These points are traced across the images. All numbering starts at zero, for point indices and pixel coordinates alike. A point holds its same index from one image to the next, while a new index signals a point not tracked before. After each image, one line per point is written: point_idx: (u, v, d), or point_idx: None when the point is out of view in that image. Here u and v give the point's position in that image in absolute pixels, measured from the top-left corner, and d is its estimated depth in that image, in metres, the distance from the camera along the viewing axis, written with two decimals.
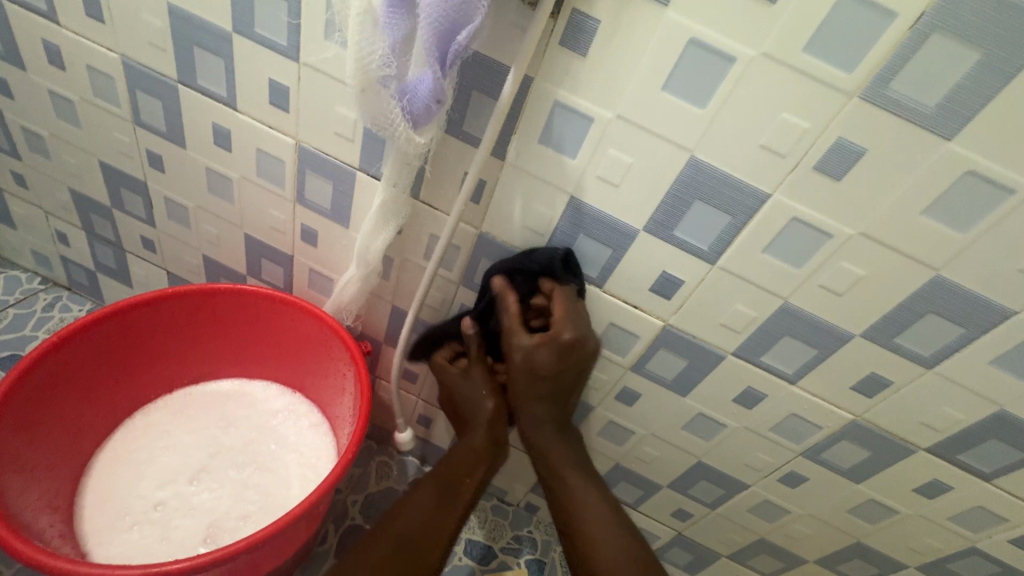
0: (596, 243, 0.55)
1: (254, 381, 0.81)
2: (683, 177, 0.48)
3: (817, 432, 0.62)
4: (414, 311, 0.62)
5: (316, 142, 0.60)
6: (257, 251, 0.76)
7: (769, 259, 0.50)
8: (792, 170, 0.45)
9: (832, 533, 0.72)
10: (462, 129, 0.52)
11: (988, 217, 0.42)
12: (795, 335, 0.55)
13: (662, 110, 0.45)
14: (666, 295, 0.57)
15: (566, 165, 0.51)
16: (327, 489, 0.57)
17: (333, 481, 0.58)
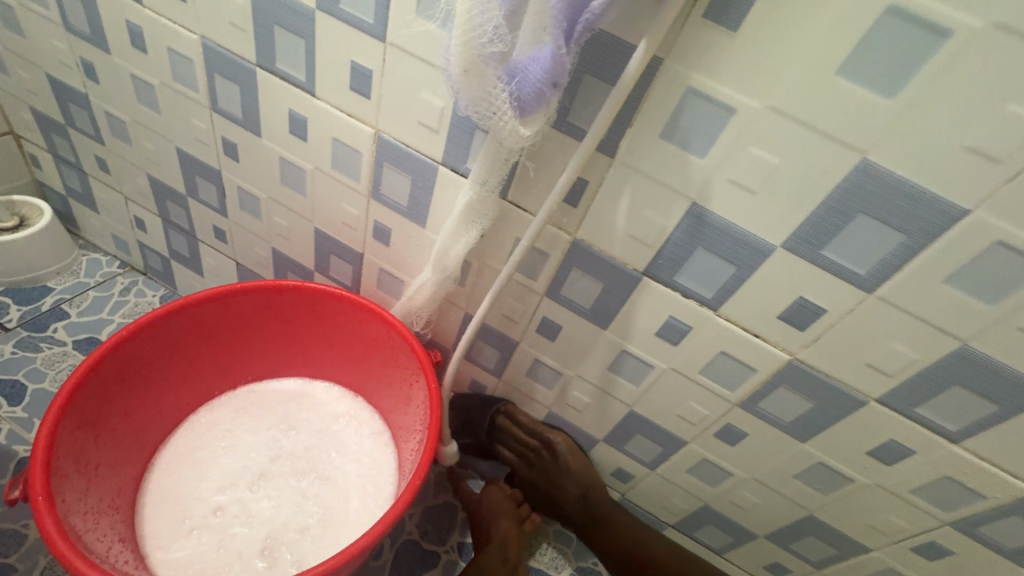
0: (717, 259, 0.47)
1: (316, 382, 0.78)
2: (846, 184, 0.38)
3: (977, 502, 0.50)
4: (482, 316, 0.56)
5: (397, 133, 0.54)
6: (326, 247, 0.72)
7: (952, 291, 0.40)
8: (1006, 181, 0.34)
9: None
10: (567, 120, 0.44)
11: None
12: (970, 386, 0.43)
13: (833, 97, 0.35)
14: (798, 325, 0.47)
15: (691, 165, 0.42)
16: (395, 518, 0.52)
17: (401, 509, 0.52)
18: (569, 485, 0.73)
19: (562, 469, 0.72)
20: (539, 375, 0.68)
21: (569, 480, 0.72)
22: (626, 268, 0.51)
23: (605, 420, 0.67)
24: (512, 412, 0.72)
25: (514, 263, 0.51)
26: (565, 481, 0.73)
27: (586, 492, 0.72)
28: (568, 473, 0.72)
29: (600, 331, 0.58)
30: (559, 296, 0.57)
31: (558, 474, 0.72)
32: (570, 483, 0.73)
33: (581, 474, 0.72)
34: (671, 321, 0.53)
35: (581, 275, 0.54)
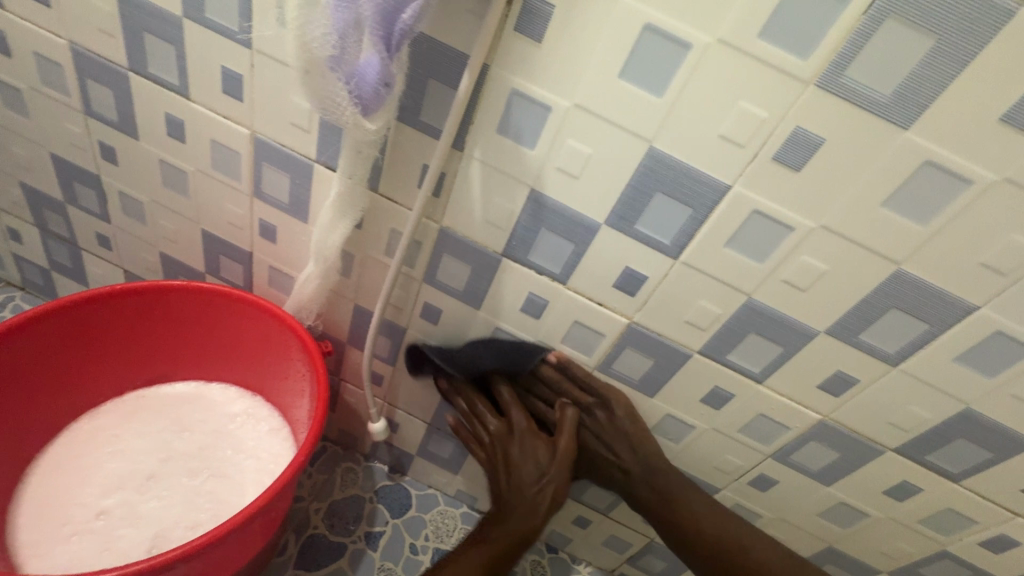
0: (558, 237, 0.54)
1: (212, 385, 0.78)
2: (642, 168, 0.47)
3: (786, 433, 0.61)
4: (380, 309, 0.62)
5: (272, 133, 0.58)
6: (215, 248, 0.73)
7: (731, 253, 0.49)
8: (750, 161, 0.44)
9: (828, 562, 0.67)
10: (419, 118, 0.50)
11: (947, 210, 0.42)
12: (760, 332, 0.53)
13: (619, 97, 0.44)
14: (629, 292, 0.55)
15: (524, 156, 0.50)
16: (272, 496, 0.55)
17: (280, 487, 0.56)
18: (624, 450, 0.67)
19: (612, 432, 0.66)
20: (429, 359, 0.73)
21: (617, 444, 0.66)
22: (487, 250, 0.58)
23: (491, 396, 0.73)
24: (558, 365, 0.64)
25: (399, 257, 0.57)
26: (622, 442, 0.66)
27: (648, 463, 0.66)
28: (622, 437, 0.66)
29: (475, 311, 0.64)
30: (436, 281, 0.63)
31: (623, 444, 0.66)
32: (623, 443, 0.66)
33: (637, 437, 0.65)
34: (531, 296, 0.60)
35: (452, 260, 0.60)
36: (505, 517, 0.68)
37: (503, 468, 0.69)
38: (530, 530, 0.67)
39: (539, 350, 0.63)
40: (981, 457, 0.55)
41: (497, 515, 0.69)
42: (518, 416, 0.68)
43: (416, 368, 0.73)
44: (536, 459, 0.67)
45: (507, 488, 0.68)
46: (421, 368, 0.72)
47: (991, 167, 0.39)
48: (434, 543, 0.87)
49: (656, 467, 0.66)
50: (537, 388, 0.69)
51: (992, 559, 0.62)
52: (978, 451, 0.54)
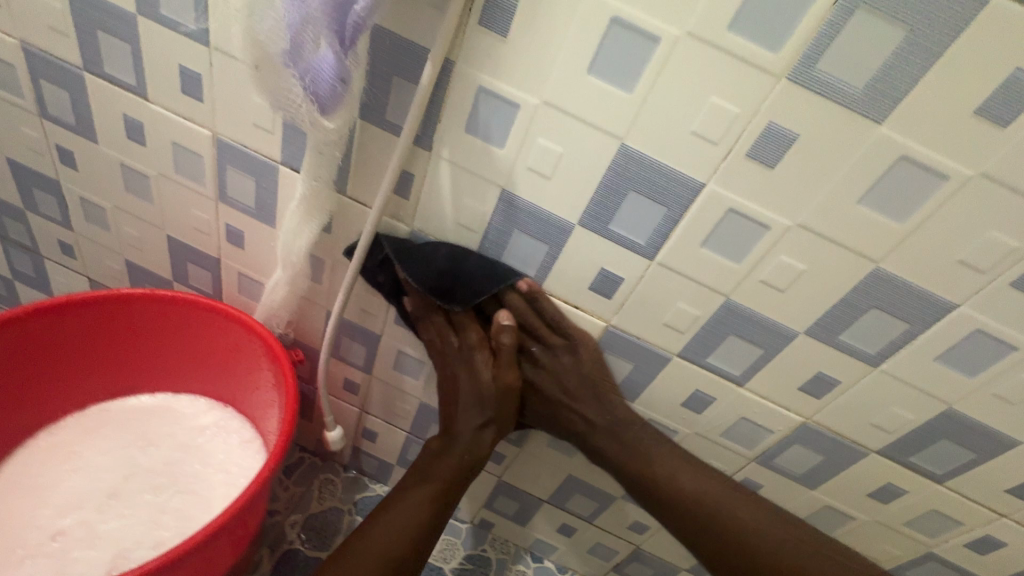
0: (531, 239, 0.52)
1: (180, 397, 0.75)
2: (614, 167, 0.45)
3: (769, 436, 0.59)
4: (340, 312, 0.59)
5: (234, 135, 0.56)
6: (182, 255, 0.71)
7: (707, 253, 0.48)
8: (724, 158, 0.42)
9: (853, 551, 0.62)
10: (385, 117, 0.49)
11: (925, 206, 0.41)
12: (739, 334, 0.52)
13: (588, 93, 0.42)
14: (606, 294, 0.54)
15: (494, 155, 0.48)
16: (234, 513, 0.54)
17: (242, 503, 0.54)
18: (583, 403, 0.61)
19: (568, 373, 0.59)
20: (405, 366, 0.71)
21: (578, 389, 0.60)
22: None
23: None
24: (534, 296, 0.55)
25: (359, 257, 0.53)
26: (585, 382, 0.59)
27: (606, 418, 0.61)
28: (586, 380, 0.59)
29: None
30: None
31: (577, 393, 0.61)
32: (584, 389, 0.60)
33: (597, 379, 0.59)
34: None
35: None
36: (450, 443, 0.63)
37: (447, 390, 0.62)
38: (479, 458, 0.62)
39: (508, 278, 0.54)
40: (964, 458, 0.54)
41: (440, 441, 0.64)
42: (472, 336, 0.59)
43: (376, 261, 0.56)
44: (480, 382, 0.60)
45: (458, 416, 0.62)
46: (379, 263, 0.56)
47: (967, 162, 0.38)
48: None
49: (610, 417, 0.61)
50: (495, 314, 0.60)
51: (977, 560, 0.61)
52: (961, 452, 0.53)
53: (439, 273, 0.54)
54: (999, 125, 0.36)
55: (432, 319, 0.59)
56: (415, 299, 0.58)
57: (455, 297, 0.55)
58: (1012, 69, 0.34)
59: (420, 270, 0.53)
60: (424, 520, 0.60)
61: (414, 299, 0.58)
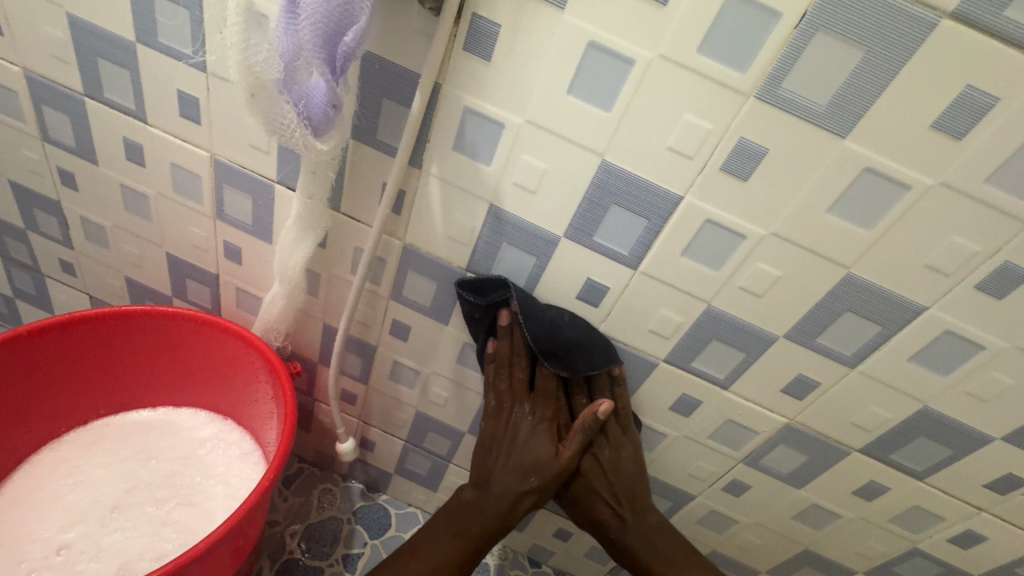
0: (519, 251, 0.54)
1: (180, 410, 0.77)
2: (596, 182, 0.48)
3: (754, 437, 0.61)
4: (344, 325, 0.62)
5: (231, 155, 0.58)
6: (181, 271, 0.73)
7: (688, 262, 0.50)
8: (700, 171, 0.44)
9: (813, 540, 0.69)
10: (376, 137, 0.51)
11: (891, 214, 0.43)
12: (722, 338, 0.54)
13: (568, 112, 0.45)
14: (593, 303, 0.56)
15: (481, 172, 0.50)
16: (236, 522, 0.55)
17: (244, 512, 0.56)
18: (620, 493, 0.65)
19: (617, 464, 0.64)
20: (400, 376, 0.72)
21: (616, 486, 0.64)
22: (451, 266, 0.58)
23: (463, 411, 0.73)
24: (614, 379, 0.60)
25: (361, 273, 0.57)
26: (611, 469, 0.64)
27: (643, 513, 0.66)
28: (627, 469, 0.64)
29: (444, 327, 0.64)
30: (403, 298, 0.63)
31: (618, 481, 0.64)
32: (616, 476, 0.64)
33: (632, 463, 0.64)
34: None
35: (417, 277, 0.60)
36: (485, 500, 0.64)
37: (496, 449, 0.63)
38: (506, 521, 0.64)
39: (608, 361, 0.58)
40: (942, 455, 0.55)
41: (476, 493, 0.65)
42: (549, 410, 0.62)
43: (483, 302, 0.57)
44: (545, 451, 0.61)
45: (498, 474, 0.63)
46: (481, 305, 0.57)
47: (926, 172, 0.40)
48: None
49: (627, 507, 0.65)
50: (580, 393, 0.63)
51: (961, 555, 0.63)
52: (939, 449, 0.55)
53: (562, 339, 0.57)
54: (954, 138, 0.38)
55: (512, 381, 0.61)
56: (501, 348, 0.60)
57: (561, 360, 0.58)
58: (961, 86, 0.37)
59: (538, 329, 0.56)
60: (459, 558, 0.63)
61: (499, 350, 0.60)
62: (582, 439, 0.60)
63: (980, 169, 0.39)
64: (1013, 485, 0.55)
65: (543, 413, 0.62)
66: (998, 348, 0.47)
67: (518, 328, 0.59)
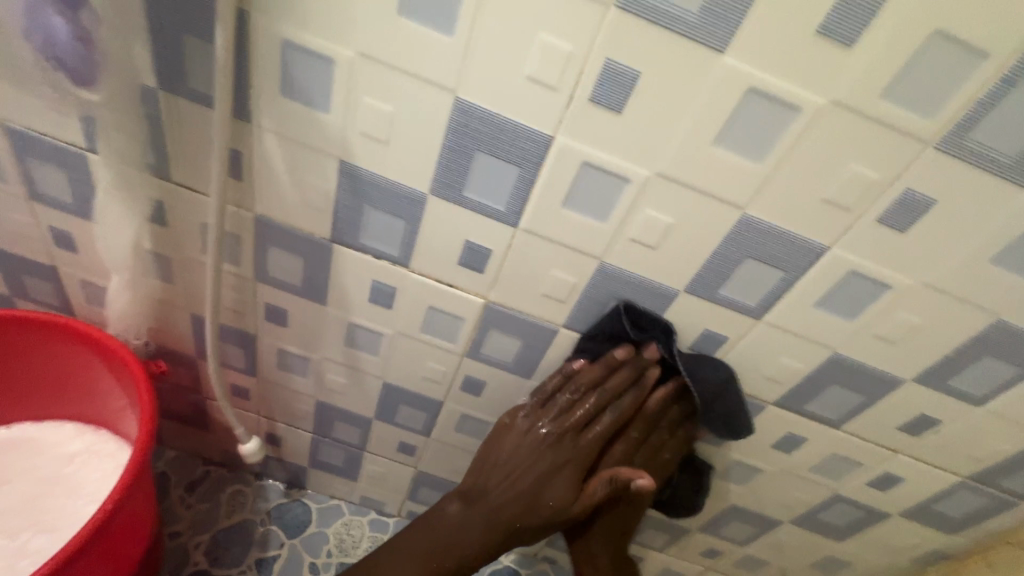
0: (385, 214, 0.47)
1: (45, 424, 0.68)
2: (455, 125, 0.40)
3: None
4: (210, 319, 0.54)
5: (23, 120, 0.47)
6: (11, 266, 0.61)
7: (571, 215, 0.43)
8: (567, 106, 0.38)
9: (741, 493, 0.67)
10: (188, 86, 0.42)
11: (782, 142, 0.37)
12: (621, 298, 0.49)
13: (404, 40, 0.37)
14: (477, 268, 0.49)
15: (321, 122, 0.42)
16: (66, 559, 0.48)
17: (77, 546, 0.49)
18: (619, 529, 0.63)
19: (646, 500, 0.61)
20: (291, 366, 0.65)
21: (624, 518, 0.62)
22: (314, 237, 0.50)
23: (365, 397, 0.66)
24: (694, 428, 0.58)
25: (213, 254, 0.48)
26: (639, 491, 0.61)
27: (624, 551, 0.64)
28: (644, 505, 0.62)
29: (322, 308, 0.57)
30: (270, 278, 0.55)
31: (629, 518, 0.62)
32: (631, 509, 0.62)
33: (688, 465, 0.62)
34: (375, 285, 0.53)
35: (278, 253, 0.52)
36: (471, 513, 0.56)
37: (507, 473, 0.56)
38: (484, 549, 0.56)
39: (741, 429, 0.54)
40: (856, 401, 0.53)
41: (461, 512, 0.57)
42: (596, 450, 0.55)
43: (636, 335, 0.50)
44: (567, 489, 0.55)
45: (497, 490, 0.56)
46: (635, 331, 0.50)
47: (817, 90, 0.35)
48: (337, 557, 0.80)
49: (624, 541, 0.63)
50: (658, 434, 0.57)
51: (880, 497, 0.62)
52: (852, 396, 0.52)
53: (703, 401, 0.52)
54: (843, 46, 0.33)
55: (576, 414, 0.54)
56: (592, 374, 0.53)
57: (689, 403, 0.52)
58: None
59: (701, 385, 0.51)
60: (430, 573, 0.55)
61: (593, 378, 0.53)
62: (612, 487, 0.54)
63: (874, 81, 0.34)
64: (926, 426, 0.54)
65: (587, 449, 0.55)
66: (903, 287, 0.43)
67: (640, 365, 0.53)
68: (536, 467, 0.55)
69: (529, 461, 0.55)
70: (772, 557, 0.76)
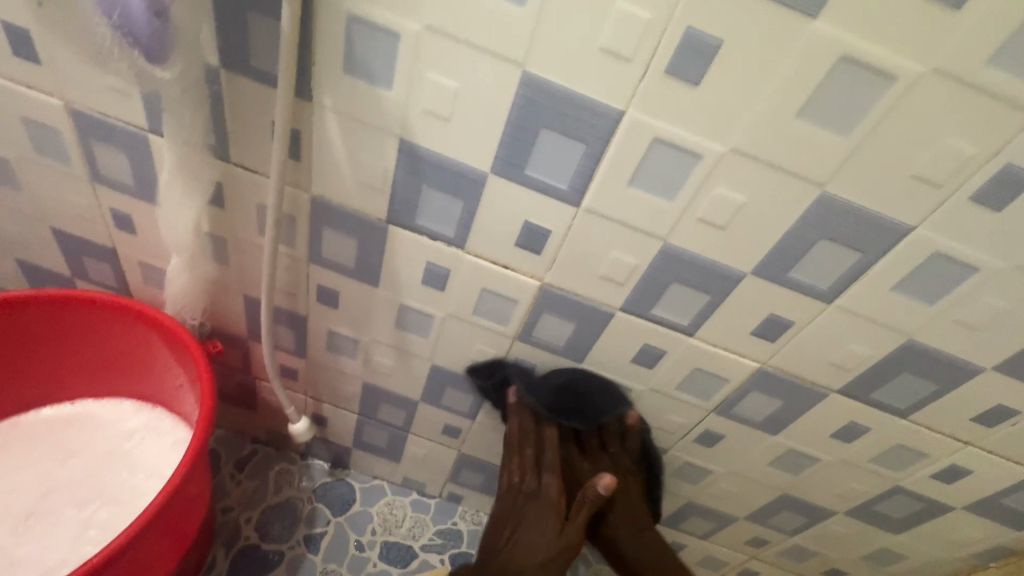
0: (443, 194, 0.46)
1: (104, 401, 0.70)
2: (521, 100, 0.39)
3: (724, 385, 0.56)
4: (266, 300, 0.54)
5: (88, 102, 0.47)
6: (72, 247, 0.63)
7: (637, 193, 0.42)
8: (641, 78, 0.36)
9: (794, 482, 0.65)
10: (251, 64, 0.41)
11: (871, 114, 0.35)
12: (683, 281, 0.47)
13: (473, 10, 0.35)
14: (535, 250, 0.48)
15: (382, 99, 0.41)
16: (139, 529, 0.50)
17: (149, 517, 0.51)
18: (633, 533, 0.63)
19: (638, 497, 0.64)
20: (340, 348, 0.65)
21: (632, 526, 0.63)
22: (369, 218, 0.50)
23: (412, 379, 0.67)
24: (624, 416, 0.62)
25: (271, 235, 0.48)
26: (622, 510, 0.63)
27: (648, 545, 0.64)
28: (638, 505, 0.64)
29: (374, 290, 0.57)
30: (323, 260, 0.55)
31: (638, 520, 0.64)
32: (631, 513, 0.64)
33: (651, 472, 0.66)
34: (429, 266, 0.52)
35: (333, 234, 0.52)
36: None
37: (503, 535, 0.58)
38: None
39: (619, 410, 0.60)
40: (927, 390, 0.51)
41: None
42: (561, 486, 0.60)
43: (489, 381, 0.61)
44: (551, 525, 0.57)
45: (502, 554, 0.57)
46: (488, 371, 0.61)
47: (918, 57, 0.32)
48: (381, 536, 0.82)
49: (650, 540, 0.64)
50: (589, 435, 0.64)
51: (943, 490, 0.60)
52: (923, 384, 0.50)
53: (574, 392, 0.58)
54: (951, 7, 0.30)
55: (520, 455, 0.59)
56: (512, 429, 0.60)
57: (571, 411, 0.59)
58: None
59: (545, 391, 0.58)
60: None
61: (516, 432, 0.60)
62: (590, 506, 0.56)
63: (982, 46, 0.31)
64: (1001, 417, 0.51)
65: (552, 487, 0.58)
66: (991, 270, 0.41)
67: (524, 403, 0.61)
68: (517, 516, 0.58)
69: (509, 516, 0.58)
70: (821, 547, 0.74)
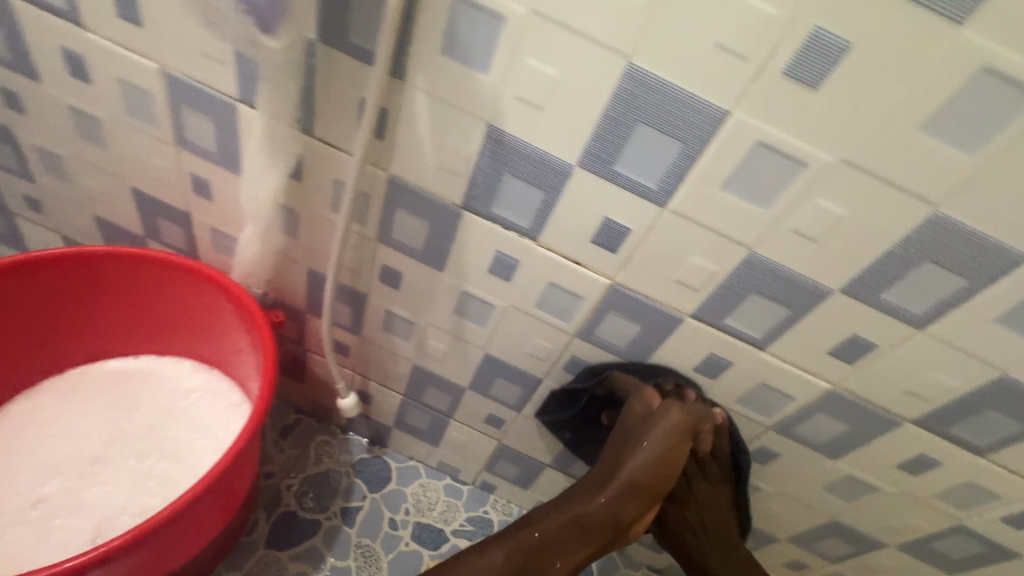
0: (523, 183, 0.45)
1: (164, 359, 0.72)
2: (621, 92, 0.38)
3: (789, 403, 0.54)
4: (334, 274, 0.54)
5: (182, 68, 0.48)
6: (150, 210, 0.65)
7: (730, 198, 0.41)
8: (756, 79, 0.35)
9: (849, 508, 0.63)
10: (348, 40, 0.41)
11: (1007, 132, 0.33)
12: (763, 292, 0.46)
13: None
14: (611, 248, 0.47)
15: (477, 84, 0.41)
16: (202, 489, 0.51)
17: (212, 478, 0.52)
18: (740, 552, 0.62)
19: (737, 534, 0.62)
20: (395, 328, 0.66)
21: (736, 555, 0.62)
22: (445, 203, 0.50)
23: (464, 366, 0.67)
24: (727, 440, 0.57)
25: (347, 213, 0.49)
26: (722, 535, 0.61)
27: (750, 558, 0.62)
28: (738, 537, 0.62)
29: (438, 274, 0.56)
30: (392, 240, 0.55)
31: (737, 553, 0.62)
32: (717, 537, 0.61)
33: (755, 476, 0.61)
34: (498, 255, 0.52)
35: (406, 215, 0.52)
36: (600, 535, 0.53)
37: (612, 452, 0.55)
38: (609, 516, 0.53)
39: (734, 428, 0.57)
40: (1014, 430, 0.48)
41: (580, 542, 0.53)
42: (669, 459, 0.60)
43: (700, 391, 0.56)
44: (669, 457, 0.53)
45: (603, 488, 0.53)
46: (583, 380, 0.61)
47: None
48: (414, 516, 0.83)
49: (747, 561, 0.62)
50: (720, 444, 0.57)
51: (1013, 535, 0.57)
52: (1011, 423, 0.47)
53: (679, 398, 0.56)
54: None
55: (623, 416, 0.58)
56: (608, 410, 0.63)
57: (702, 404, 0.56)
58: None
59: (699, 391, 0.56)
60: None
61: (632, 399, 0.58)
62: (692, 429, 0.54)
63: None
64: None
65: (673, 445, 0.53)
66: None
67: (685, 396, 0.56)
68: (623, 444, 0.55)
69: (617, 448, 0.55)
70: None
